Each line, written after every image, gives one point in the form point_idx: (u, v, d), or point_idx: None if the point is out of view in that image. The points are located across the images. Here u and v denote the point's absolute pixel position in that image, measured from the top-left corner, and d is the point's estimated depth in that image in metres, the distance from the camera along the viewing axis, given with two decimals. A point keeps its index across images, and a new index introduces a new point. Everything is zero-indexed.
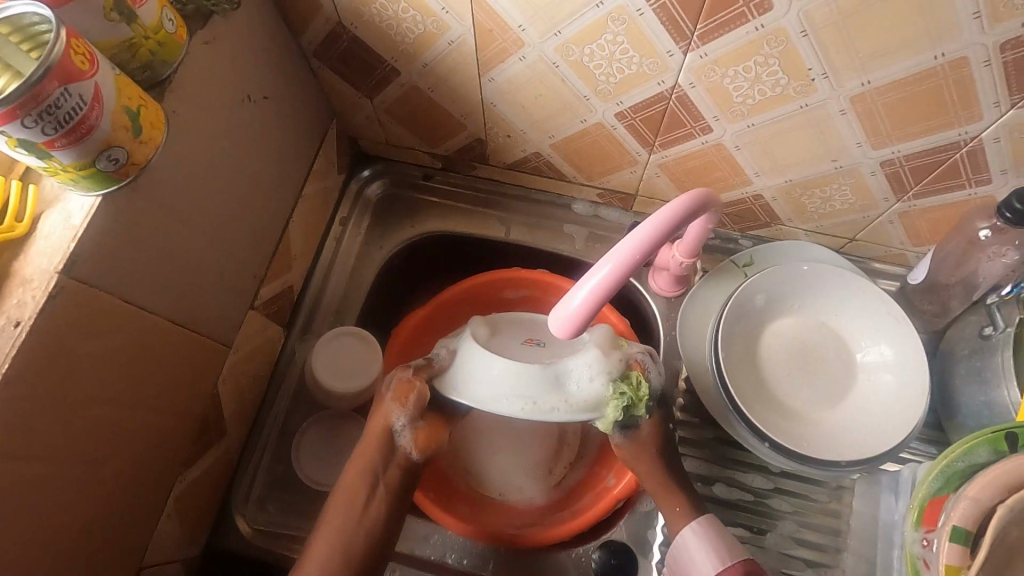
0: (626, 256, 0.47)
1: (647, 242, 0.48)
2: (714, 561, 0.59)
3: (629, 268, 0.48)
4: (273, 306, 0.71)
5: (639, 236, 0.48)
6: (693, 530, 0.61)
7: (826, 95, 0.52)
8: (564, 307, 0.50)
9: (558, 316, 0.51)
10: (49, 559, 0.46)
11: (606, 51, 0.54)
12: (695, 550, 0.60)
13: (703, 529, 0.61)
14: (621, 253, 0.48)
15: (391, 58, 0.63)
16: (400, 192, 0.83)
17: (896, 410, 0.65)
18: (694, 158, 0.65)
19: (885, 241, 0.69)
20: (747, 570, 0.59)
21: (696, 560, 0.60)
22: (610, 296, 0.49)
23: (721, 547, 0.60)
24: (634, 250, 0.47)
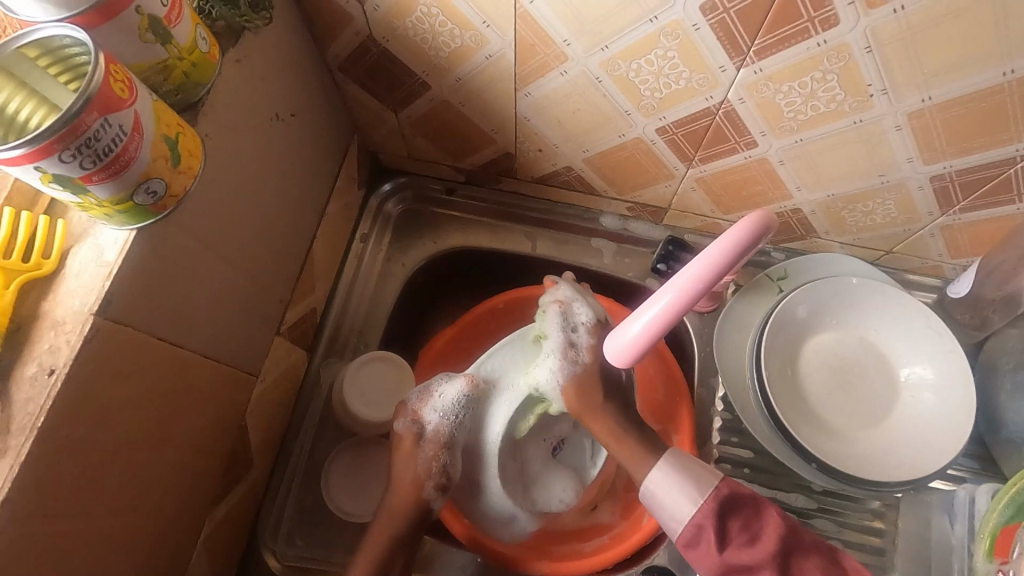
0: (685, 289, 0.48)
1: (710, 275, 0.48)
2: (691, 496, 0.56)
3: (689, 302, 0.49)
4: (298, 330, 0.68)
5: (699, 268, 0.48)
6: (661, 469, 0.58)
7: (883, 110, 0.51)
8: (621, 337, 0.52)
9: (617, 347, 0.53)
10: None
11: (655, 66, 0.52)
12: (667, 488, 0.57)
13: (670, 466, 0.58)
14: (682, 284, 0.48)
15: (422, 72, 0.61)
16: (421, 207, 0.81)
17: (942, 427, 0.64)
18: (734, 173, 0.63)
19: (924, 254, 0.68)
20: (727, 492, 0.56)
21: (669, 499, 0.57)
22: (667, 324, 0.50)
23: (693, 481, 0.57)
24: (695, 288, 0.48)
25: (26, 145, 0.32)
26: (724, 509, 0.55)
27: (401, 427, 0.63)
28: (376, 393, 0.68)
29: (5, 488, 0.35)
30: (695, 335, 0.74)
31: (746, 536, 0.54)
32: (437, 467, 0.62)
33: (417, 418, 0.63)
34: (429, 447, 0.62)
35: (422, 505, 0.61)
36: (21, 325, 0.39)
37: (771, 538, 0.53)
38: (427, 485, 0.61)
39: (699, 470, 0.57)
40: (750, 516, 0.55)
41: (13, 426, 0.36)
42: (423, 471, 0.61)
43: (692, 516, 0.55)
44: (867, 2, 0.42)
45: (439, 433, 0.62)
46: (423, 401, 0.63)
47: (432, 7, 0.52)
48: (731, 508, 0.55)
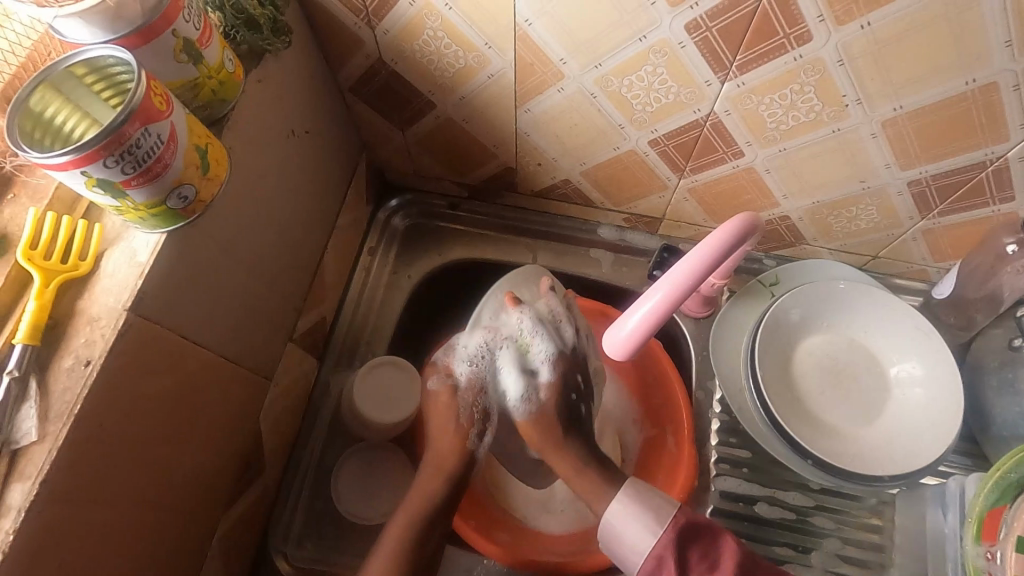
0: (676, 284, 0.50)
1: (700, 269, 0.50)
2: (649, 527, 0.57)
3: (677, 301, 0.51)
4: (309, 338, 0.71)
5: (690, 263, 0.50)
6: (626, 493, 0.59)
7: (859, 119, 0.54)
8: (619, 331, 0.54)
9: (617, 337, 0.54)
10: None
11: (645, 82, 0.56)
12: (625, 520, 0.58)
13: (627, 499, 0.59)
14: (672, 278, 0.50)
15: (428, 91, 0.65)
16: (426, 221, 0.84)
17: (933, 424, 0.66)
18: (723, 183, 0.67)
19: (908, 258, 0.72)
20: (682, 527, 0.56)
21: (628, 532, 0.58)
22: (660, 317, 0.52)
23: (652, 507, 0.58)
24: (683, 285, 0.50)
25: (74, 153, 0.35)
26: (684, 537, 0.56)
27: (435, 384, 0.69)
28: (384, 398, 0.69)
29: (44, 471, 0.38)
30: (692, 340, 0.76)
31: (705, 567, 0.55)
32: (478, 411, 0.67)
33: (450, 372, 0.69)
34: (469, 399, 0.67)
35: (468, 453, 0.65)
36: (58, 323, 0.42)
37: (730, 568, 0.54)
38: (472, 432, 0.66)
39: (653, 503, 0.58)
40: (709, 545, 0.56)
41: (51, 413, 0.39)
42: (463, 413, 0.66)
43: (652, 546, 0.56)
44: (837, 19, 0.46)
45: (475, 379, 0.67)
46: (450, 354, 0.69)
47: (438, 31, 0.57)
48: (691, 536, 0.56)
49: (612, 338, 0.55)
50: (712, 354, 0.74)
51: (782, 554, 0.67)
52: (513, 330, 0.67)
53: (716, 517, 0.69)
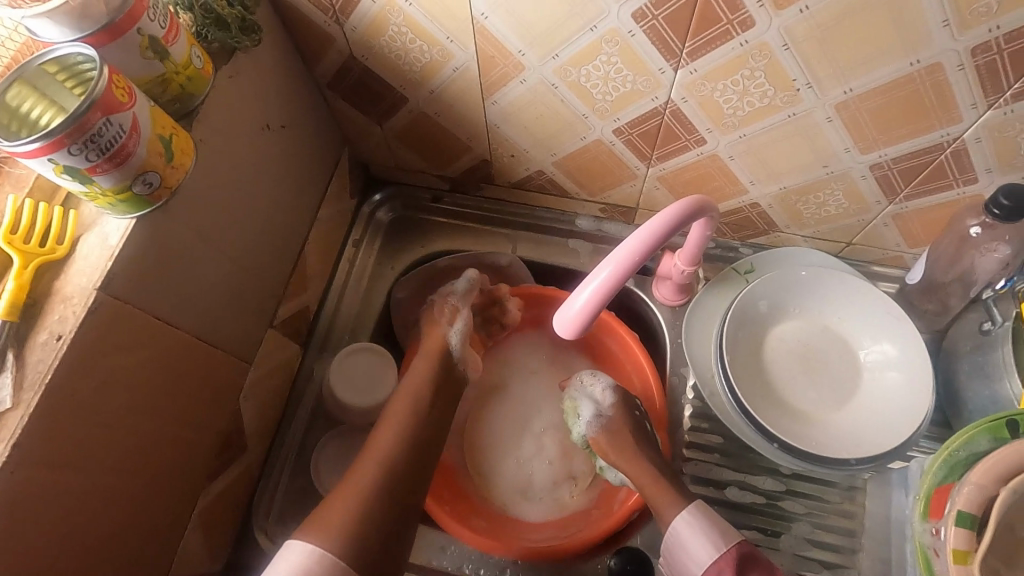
0: (620, 263, 0.50)
1: (644, 247, 0.51)
2: (712, 545, 0.60)
3: (624, 275, 0.51)
4: (292, 325, 0.74)
5: (633, 243, 0.51)
6: (693, 513, 0.62)
7: (812, 103, 0.55)
8: (568, 308, 0.54)
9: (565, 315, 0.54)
10: (86, 562, 0.49)
11: (602, 71, 0.58)
12: (692, 534, 0.61)
13: (694, 517, 0.62)
14: (617, 256, 0.51)
15: (399, 86, 0.67)
16: (410, 214, 0.87)
17: (903, 408, 0.66)
18: (690, 170, 0.68)
19: (882, 244, 0.72)
20: (742, 552, 0.59)
21: (693, 546, 0.61)
22: (606, 297, 0.52)
23: (716, 530, 0.61)
24: (630, 259, 0.50)
25: (41, 140, 0.38)
26: (743, 562, 0.59)
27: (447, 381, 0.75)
28: (360, 382, 0.72)
29: (16, 435, 0.41)
30: (665, 326, 0.77)
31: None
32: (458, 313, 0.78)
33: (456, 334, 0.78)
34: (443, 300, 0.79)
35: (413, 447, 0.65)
36: (35, 302, 0.45)
37: None
38: (445, 320, 0.77)
39: (714, 524, 0.61)
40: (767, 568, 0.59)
41: (25, 382, 0.42)
42: (439, 315, 0.77)
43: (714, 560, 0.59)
44: (776, 4, 0.47)
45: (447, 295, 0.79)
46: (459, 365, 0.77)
47: (401, 26, 0.59)
48: (750, 561, 0.59)
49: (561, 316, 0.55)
50: (683, 340, 0.75)
51: (751, 537, 0.68)
52: (587, 389, 0.76)
53: None
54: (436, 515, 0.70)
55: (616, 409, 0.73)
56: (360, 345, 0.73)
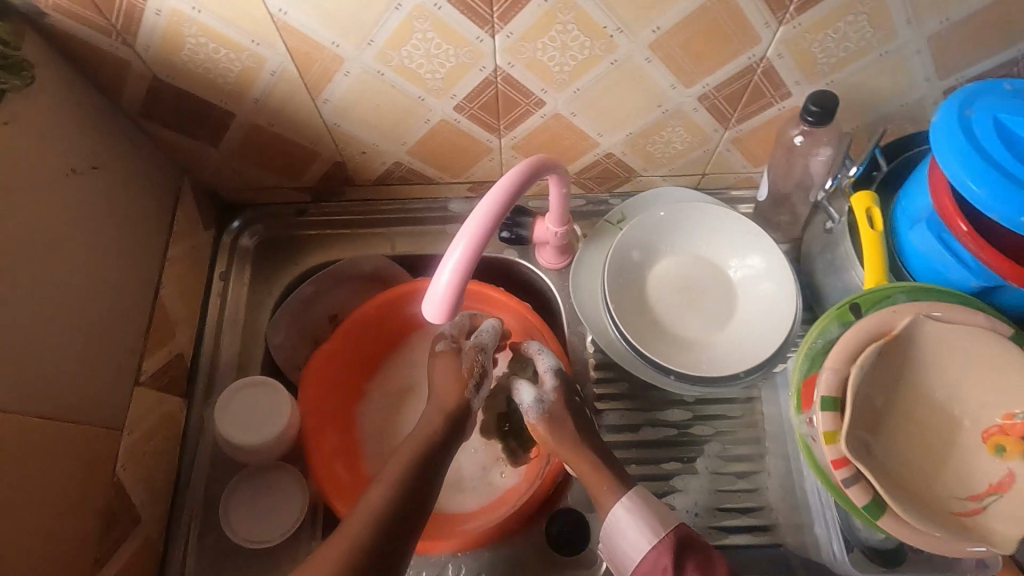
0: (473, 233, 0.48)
1: (491, 216, 0.49)
2: (649, 534, 0.59)
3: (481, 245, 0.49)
4: (165, 377, 0.69)
5: (482, 211, 0.49)
6: (629, 502, 0.61)
7: (628, 47, 0.57)
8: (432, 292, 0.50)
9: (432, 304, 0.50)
10: None
11: (422, 50, 0.56)
12: (628, 524, 0.60)
13: (631, 505, 0.61)
14: (467, 232, 0.48)
15: (220, 102, 0.63)
16: (277, 234, 0.83)
17: (776, 315, 0.71)
18: (540, 133, 0.69)
19: (731, 169, 0.76)
20: (678, 537, 0.59)
21: (630, 536, 0.60)
22: (469, 276, 0.49)
23: (653, 517, 0.60)
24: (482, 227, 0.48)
25: None
26: (680, 546, 0.59)
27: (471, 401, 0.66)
28: (251, 419, 0.68)
29: None
30: (555, 290, 0.78)
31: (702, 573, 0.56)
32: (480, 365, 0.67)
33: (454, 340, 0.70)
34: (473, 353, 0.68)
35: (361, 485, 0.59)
36: None
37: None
38: (472, 382, 0.66)
39: (653, 513, 0.60)
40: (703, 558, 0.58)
41: None
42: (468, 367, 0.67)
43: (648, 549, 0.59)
44: None
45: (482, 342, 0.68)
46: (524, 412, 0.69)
47: (198, 37, 0.55)
48: (688, 546, 0.59)
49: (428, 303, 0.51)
50: (573, 299, 0.77)
51: (670, 468, 0.71)
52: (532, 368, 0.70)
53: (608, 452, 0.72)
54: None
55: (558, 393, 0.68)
56: (249, 380, 0.69)
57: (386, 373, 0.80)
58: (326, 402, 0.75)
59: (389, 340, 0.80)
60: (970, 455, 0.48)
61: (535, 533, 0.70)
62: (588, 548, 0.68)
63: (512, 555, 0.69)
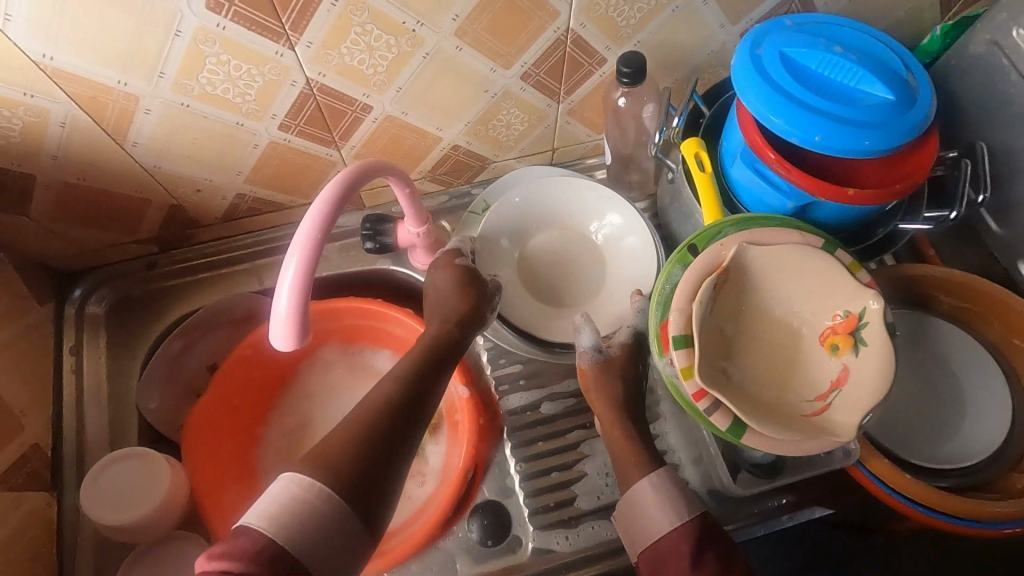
0: (301, 251, 0.47)
1: (316, 232, 0.48)
2: (672, 516, 0.57)
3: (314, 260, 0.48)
4: (20, 474, 0.62)
5: (307, 227, 0.48)
6: (659, 480, 0.59)
7: (435, 39, 0.57)
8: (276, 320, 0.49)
9: (276, 334, 0.49)
10: None
11: (221, 74, 0.54)
12: (655, 502, 0.58)
13: (663, 484, 0.59)
14: (294, 252, 0.47)
15: (13, 165, 0.57)
16: (128, 293, 0.77)
17: (643, 270, 0.74)
18: (378, 137, 0.68)
19: (578, 140, 0.79)
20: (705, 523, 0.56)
21: (653, 514, 0.58)
22: (308, 297, 0.48)
23: (682, 501, 0.58)
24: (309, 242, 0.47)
25: None
26: (705, 532, 0.56)
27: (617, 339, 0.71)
28: (128, 495, 0.63)
29: None
30: None
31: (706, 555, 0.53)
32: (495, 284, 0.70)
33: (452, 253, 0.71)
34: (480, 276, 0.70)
35: None
36: None
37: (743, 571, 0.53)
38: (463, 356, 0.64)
39: (681, 493, 0.58)
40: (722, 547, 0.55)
41: None
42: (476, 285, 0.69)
43: (664, 530, 0.56)
44: None
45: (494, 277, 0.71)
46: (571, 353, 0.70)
47: None
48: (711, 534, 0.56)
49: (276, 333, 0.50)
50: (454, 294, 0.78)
51: (576, 437, 0.74)
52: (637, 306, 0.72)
53: (515, 435, 0.73)
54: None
55: (620, 351, 0.69)
56: (133, 450, 0.64)
57: (278, 412, 0.75)
58: (219, 457, 0.70)
59: (273, 378, 0.76)
60: (813, 360, 0.53)
61: (456, 532, 0.69)
62: (512, 534, 0.69)
63: (438, 561, 0.68)
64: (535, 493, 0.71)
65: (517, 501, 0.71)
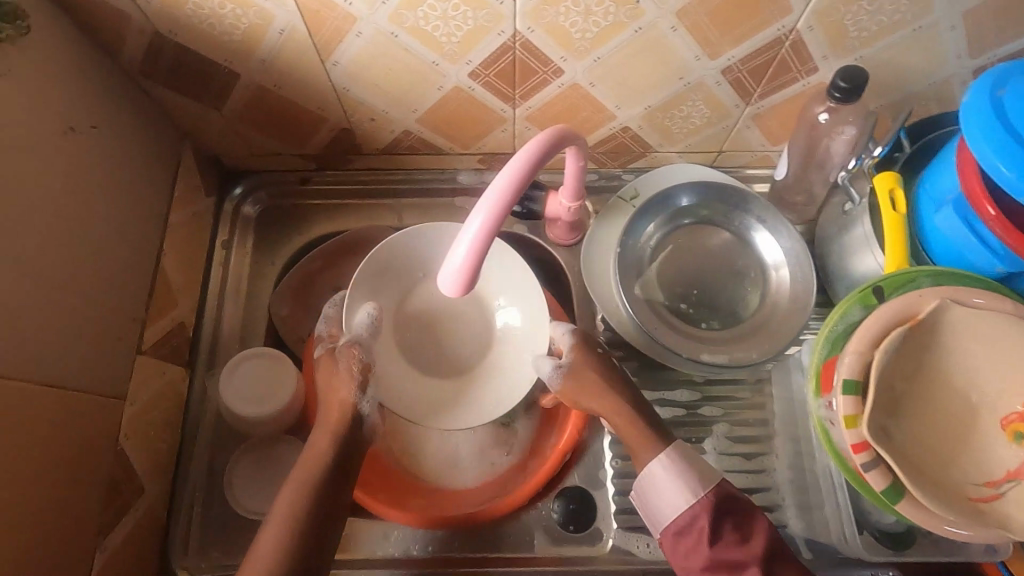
0: (498, 200, 0.46)
1: (508, 193, 0.46)
2: (686, 493, 0.58)
3: (506, 212, 0.47)
4: (167, 347, 0.67)
5: (508, 177, 0.46)
6: (664, 460, 0.60)
7: (654, 14, 0.54)
8: (450, 263, 0.48)
9: (445, 277, 0.48)
10: None
11: (439, 10, 0.54)
12: (668, 478, 0.59)
13: (672, 460, 0.59)
14: (490, 200, 0.46)
15: (224, 61, 0.60)
16: (280, 202, 0.80)
17: (793, 297, 0.70)
18: (556, 103, 0.66)
19: (747, 146, 0.74)
20: (720, 495, 0.57)
21: (668, 491, 0.58)
22: (488, 249, 0.47)
23: (695, 476, 0.58)
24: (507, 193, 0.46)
25: None
26: (722, 507, 0.57)
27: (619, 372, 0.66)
28: (254, 391, 0.66)
29: None
30: (566, 266, 0.77)
31: (737, 537, 0.55)
32: (360, 366, 0.62)
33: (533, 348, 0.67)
34: (347, 351, 0.62)
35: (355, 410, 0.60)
36: None
37: (760, 540, 0.55)
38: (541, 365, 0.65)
39: (694, 468, 0.59)
40: (741, 520, 0.57)
41: None
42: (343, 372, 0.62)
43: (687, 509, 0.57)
44: None
45: (356, 338, 0.62)
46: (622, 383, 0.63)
47: None
48: (727, 508, 0.57)
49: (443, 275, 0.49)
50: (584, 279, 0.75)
51: None
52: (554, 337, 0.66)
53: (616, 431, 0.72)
54: (365, 503, 0.67)
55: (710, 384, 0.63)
56: (241, 351, 0.71)
57: None
58: None
59: None
60: (991, 441, 0.48)
61: (538, 509, 0.70)
62: (595, 528, 0.69)
63: (516, 533, 0.68)
64: (624, 492, 0.70)
65: (605, 494, 0.70)
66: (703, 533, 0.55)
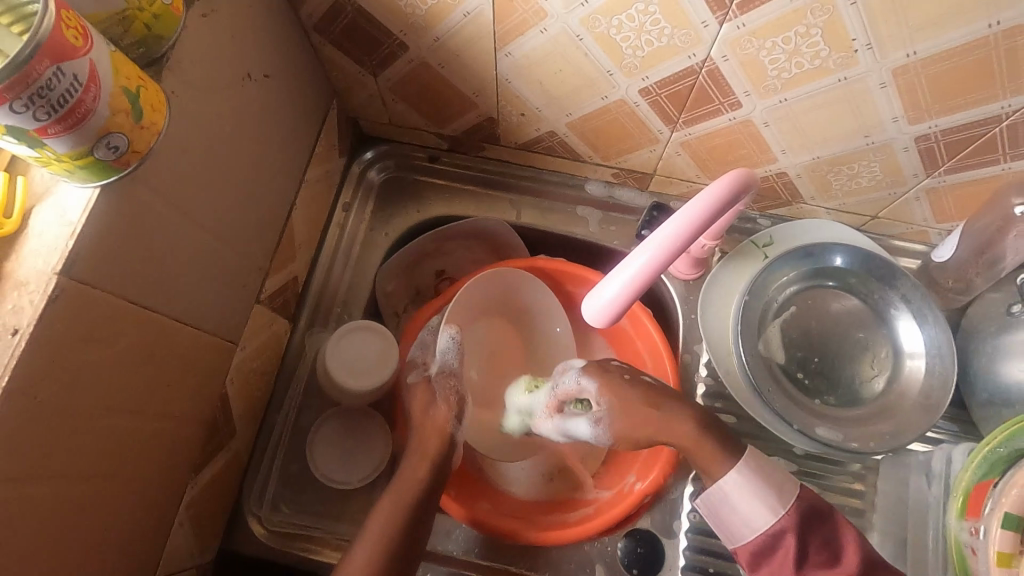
0: (659, 255, 0.50)
1: (670, 248, 0.50)
2: (767, 506, 0.56)
3: (663, 266, 0.51)
4: (279, 299, 0.67)
5: (672, 231, 0.50)
6: (736, 472, 0.58)
7: (867, 66, 0.50)
8: (598, 298, 0.54)
9: (592, 309, 0.56)
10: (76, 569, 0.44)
11: (636, 22, 0.51)
12: (741, 492, 0.57)
13: (751, 469, 0.57)
14: (650, 252, 0.51)
15: (399, 32, 0.59)
16: (404, 175, 0.80)
17: (927, 388, 0.65)
18: (719, 136, 0.62)
19: (908, 218, 0.68)
20: (808, 509, 0.55)
21: (742, 507, 0.57)
22: (638, 294, 0.53)
23: (773, 489, 0.56)
24: (669, 252, 0.50)
25: None
26: (804, 523, 0.55)
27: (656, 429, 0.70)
28: (359, 363, 0.67)
29: None
30: (679, 301, 0.73)
31: (824, 555, 0.53)
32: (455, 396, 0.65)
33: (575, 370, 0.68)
34: (445, 382, 0.65)
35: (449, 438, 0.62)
36: None
37: (856, 554, 0.52)
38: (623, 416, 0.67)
39: (770, 479, 0.57)
40: (830, 532, 0.54)
41: None
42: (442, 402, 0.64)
43: (771, 524, 0.55)
44: None
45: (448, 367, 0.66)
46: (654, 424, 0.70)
47: None
48: (811, 522, 0.55)
49: (592, 307, 0.55)
50: (700, 321, 0.71)
51: None
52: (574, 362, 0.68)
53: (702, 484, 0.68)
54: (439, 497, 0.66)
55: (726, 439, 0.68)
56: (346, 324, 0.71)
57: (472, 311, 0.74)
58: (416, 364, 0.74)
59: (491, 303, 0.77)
60: None
61: (603, 542, 0.67)
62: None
63: (577, 561, 0.66)
64: (697, 549, 0.66)
65: (675, 548, 0.67)
66: (792, 554, 0.53)
